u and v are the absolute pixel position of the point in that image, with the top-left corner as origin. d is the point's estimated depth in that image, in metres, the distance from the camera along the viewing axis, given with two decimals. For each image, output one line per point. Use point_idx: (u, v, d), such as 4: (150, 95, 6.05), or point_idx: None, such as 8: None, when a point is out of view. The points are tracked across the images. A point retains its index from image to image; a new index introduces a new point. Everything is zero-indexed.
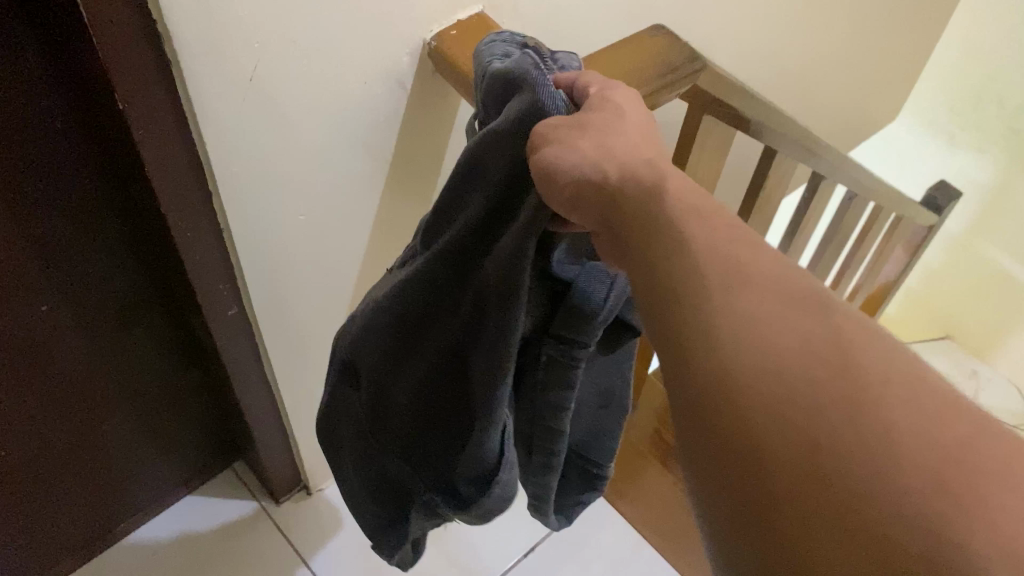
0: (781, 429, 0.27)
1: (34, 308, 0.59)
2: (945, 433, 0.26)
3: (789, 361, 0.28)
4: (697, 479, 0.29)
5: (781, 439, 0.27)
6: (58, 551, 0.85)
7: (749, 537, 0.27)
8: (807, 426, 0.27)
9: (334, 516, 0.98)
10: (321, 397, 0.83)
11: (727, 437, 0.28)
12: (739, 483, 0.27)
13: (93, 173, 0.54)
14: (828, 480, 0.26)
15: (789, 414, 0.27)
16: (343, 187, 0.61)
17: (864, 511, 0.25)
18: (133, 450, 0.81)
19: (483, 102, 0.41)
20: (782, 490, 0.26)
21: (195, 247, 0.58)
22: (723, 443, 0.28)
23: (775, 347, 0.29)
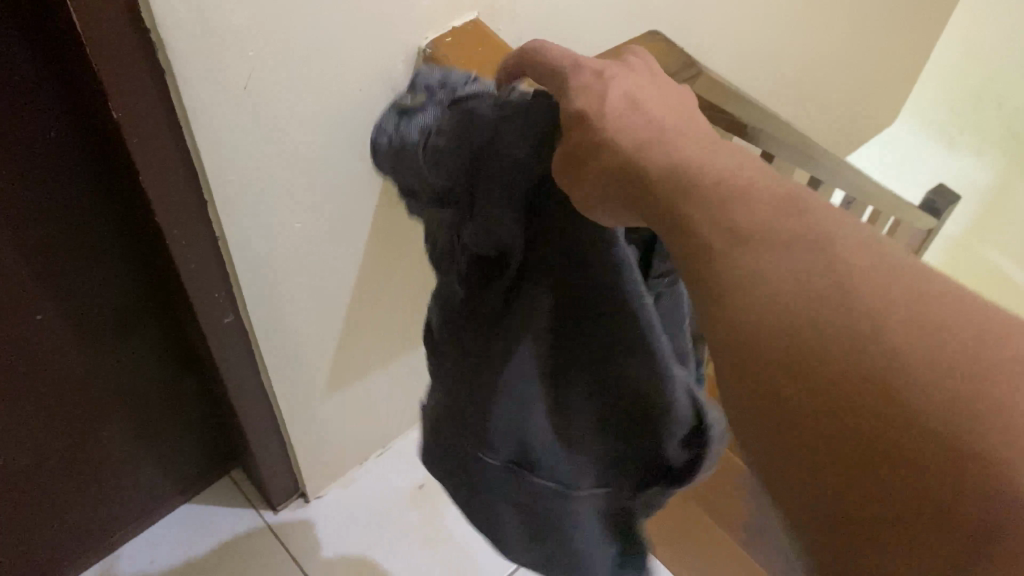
0: (831, 399, 0.23)
1: (29, 316, 0.61)
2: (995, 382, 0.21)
3: (826, 305, 0.24)
4: (769, 470, 0.25)
5: (832, 419, 0.23)
6: (58, 555, 0.87)
7: (837, 542, 0.23)
8: (856, 396, 0.23)
9: (331, 524, 0.98)
10: (319, 400, 0.83)
11: (787, 417, 0.24)
12: (821, 477, 0.23)
13: (88, 182, 0.56)
14: (898, 464, 0.22)
15: (837, 381, 0.23)
16: (340, 191, 0.62)
17: (945, 500, 0.21)
18: (130, 455, 0.83)
19: (455, 167, 0.41)
20: (857, 483, 0.22)
21: (191, 255, 0.59)
22: (783, 422, 0.24)
23: (798, 282, 0.25)
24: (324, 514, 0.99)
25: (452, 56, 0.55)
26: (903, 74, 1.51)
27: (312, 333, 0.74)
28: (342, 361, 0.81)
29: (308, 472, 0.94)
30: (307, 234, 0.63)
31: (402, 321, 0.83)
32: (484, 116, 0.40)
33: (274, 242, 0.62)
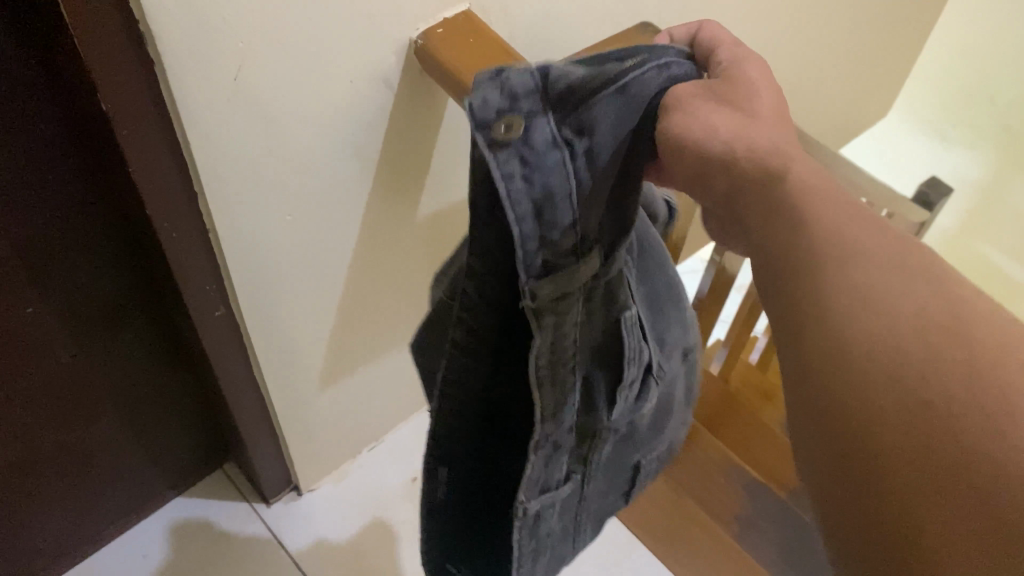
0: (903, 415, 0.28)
1: (19, 309, 0.60)
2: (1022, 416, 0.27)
3: (902, 330, 0.30)
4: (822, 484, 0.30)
5: (899, 430, 0.28)
6: (49, 549, 0.87)
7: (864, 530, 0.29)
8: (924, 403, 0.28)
9: (324, 517, 0.98)
10: (311, 394, 0.83)
11: (860, 430, 0.29)
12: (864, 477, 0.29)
13: (78, 175, 0.55)
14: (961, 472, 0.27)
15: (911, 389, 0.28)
16: (331, 184, 0.62)
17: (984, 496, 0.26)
18: (123, 450, 0.83)
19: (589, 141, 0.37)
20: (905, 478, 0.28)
21: (182, 248, 0.59)
22: (854, 438, 0.29)
23: (891, 305, 0.30)
24: (317, 507, 0.99)
25: (443, 49, 0.54)
26: (896, 66, 1.52)
27: (305, 327, 0.74)
28: (335, 355, 0.81)
29: (301, 466, 0.94)
30: (299, 228, 0.63)
31: (394, 315, 0.83)
32: (647, 80, 0.38)
33: (266, 236, 0.62)
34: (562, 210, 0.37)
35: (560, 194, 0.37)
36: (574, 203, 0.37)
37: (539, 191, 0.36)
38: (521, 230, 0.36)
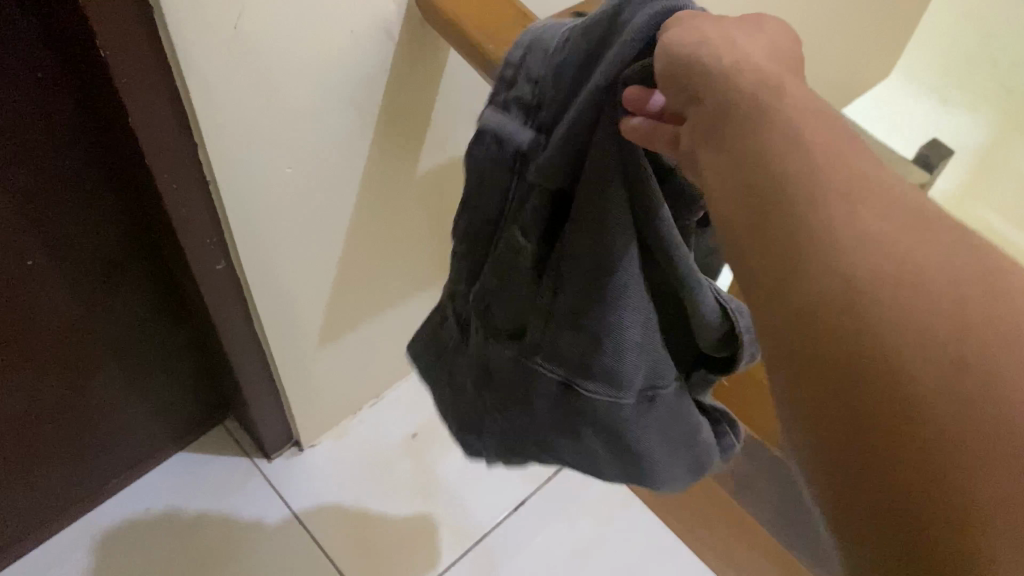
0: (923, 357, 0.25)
1: (21, 263, 0.60)
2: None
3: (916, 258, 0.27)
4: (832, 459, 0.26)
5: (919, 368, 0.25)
6: (53, 504, 0.87)
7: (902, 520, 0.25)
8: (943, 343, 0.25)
9: (324, 472, 0.99)
10: (311, 350, 0.83)
11: (868, 378, 0.26)
12: (886, 439, 0.25)
13: (77, 126, 0.55)
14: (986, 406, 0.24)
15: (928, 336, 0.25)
16: (330, 138, 0.61)
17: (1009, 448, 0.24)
18: (125, 405, 0.83)
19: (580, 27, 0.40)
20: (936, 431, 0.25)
21: (182, 201, 0.58)
22: (863, 386, 0.26)
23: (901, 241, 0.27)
24: (319, 462, 1.00)
25: None
26: (901, 23, 1.49)
27: (306, 281, 0.74)
28: (336, 309, 0.81)
29: (301, 422, 0.94)
30: (300, 179, 0.63)
31: (395, 268, 0.82)
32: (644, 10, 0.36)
33: (266, 188, 0.61)
34: (535, 58, 0.42)
35: (543, 45, 0.42)
36: (543, 64, 0.42)
37: (540, 32, 0.43)
38: (514, 53, 0.44)
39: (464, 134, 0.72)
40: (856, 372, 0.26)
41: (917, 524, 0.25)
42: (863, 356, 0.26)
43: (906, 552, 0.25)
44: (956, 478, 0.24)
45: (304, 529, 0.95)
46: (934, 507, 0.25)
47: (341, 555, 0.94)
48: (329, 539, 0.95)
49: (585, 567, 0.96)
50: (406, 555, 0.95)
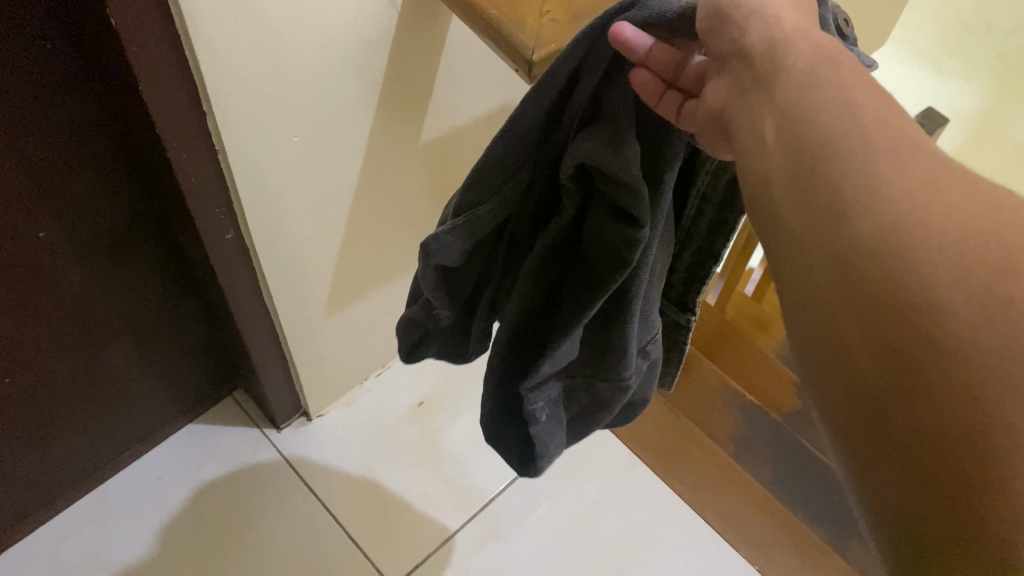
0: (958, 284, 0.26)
1: (32, 233, 0.61)
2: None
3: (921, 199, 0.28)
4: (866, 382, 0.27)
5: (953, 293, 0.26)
6: (67, 474, 0.89)
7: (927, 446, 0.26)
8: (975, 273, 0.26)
9: (331, 441, 1.01)
10: (318, 319, 0.85)
11: (904, 301, 0.27)
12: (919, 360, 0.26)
13: (85, 95, 0.55)
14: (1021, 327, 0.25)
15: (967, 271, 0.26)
16: (335, 106, 0.62)
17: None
18: (135, 377, 0.85)
19: None
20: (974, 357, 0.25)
21: (192, 170, 0.59)
22: (902, 308, 0.27)
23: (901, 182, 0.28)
24: (327, 432, 1.01)
25: None
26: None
27: (312, 249, 0.75)
28: (343, 278, 0.82)
29: (309, 391, 0.96)
30: (306, 147, 0.63)
31: (399, 237, 0.84)
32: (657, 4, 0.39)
33: (274, 155, 0.62)
34: None
35: None
36: None
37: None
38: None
39: (465, 103, 0.73)
40: (892, 297, 0.27)
41: (951, 453, 0.25)
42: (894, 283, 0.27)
43: (933, 474, 0.26)
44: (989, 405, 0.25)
45: (315, 496, 0.97)
46: (939, 445, 0.26)
47: (350, 521, 0.95)
48: (339, 507, 0.96)
49: (590, 529, 0.98)
50: (415, 520, 0.96)
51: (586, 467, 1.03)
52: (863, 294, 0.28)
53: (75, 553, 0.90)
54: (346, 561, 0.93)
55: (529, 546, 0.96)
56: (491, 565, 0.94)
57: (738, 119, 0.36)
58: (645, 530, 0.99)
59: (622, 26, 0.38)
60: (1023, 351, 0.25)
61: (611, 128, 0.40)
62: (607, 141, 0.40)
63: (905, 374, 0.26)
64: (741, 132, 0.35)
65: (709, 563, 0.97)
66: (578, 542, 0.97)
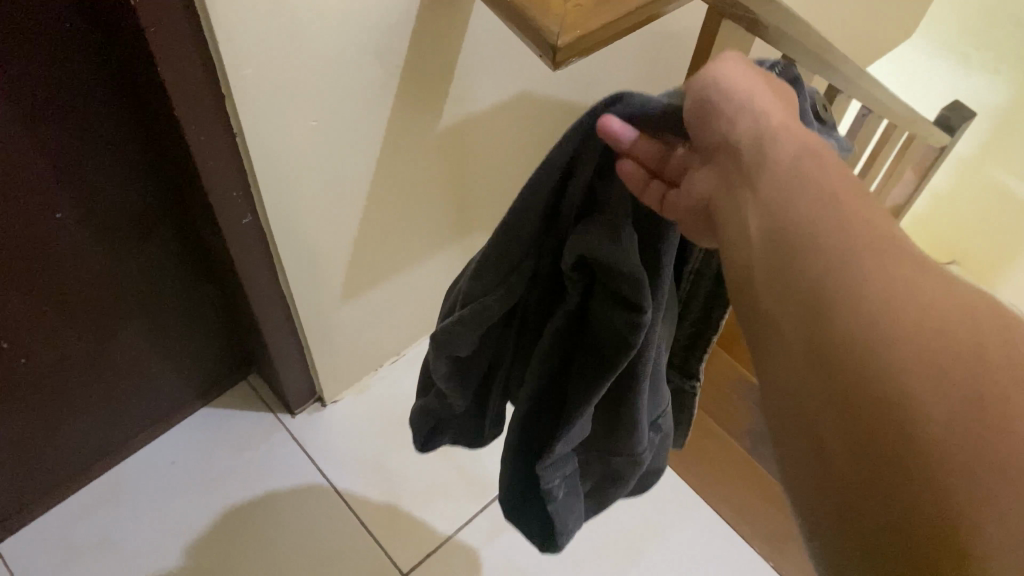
0: (919, 376, 0.28)
1: (48, 215, 0.61)
2: (967, 388, 0.28)
3: None
4: (832, 476, 0.30)
5: (913, 385, 0.28)
6: (83, 455, 0.89)
7: (894, 538, 0.28)
8: (930, 357, 0.28)
9: (345, 427, 1.01)
10: (335, 304, 0.84)
11: (860, 397, 0.29)
12: (883, 450, 0.29)
13: (103, 76, 0.55)
14: (979, 407, 0.27)
15: (924, 355, 0.29)
16: (354, 91, 0.61)
17: (984, 454, 0.27)
18: (150, 360, 0.84)
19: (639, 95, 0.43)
20: (926, 443, 0.28)
21: (209, 153, 0.59)
22: (863, 408, 0.29)
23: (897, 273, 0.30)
24: (341, 419, 1.01)
25: None
26: None
27: (329, 235, 0.74)
28: (360, 264, 0.81)
29: (324, 377, 0.96)
30: (325, 132, 0.63)
31: (416, 225, 0.83)
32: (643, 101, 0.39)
33: (291, 140, 0.61)
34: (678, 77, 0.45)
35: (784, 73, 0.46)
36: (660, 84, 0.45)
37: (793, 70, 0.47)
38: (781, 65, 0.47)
39: (485, 89, 0.72)
40: (848, 390, 0.30)
41: (914, 538, 0.28)
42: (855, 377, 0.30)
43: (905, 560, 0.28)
44: (948, 493, 0.27)
45: (328, 484, 0.96)
46: (908, 539, 0.28)
47: (363, 508, 0.95)
48: (351, 494, 0.96)
49: (604, 522, 0.97)
50: (428, 509, 0.96)
51: None
52: (836, 379, 0.30)
53: (88, 534, 0.90)
54: (358, 549, 0.92)
55: None
56: (503, 556, 0.93)
57: (725, 211, 0.38)
58: (658, 524, 0.98)
59: (607, 117, 0.38)
60: (968, 433, 0.27)
61: (608, 221, 0.41)
62: (605, 238, 0.41)
63: (875, 469, 0.29)
64: (728, 225, 0.37)
65: (723, 558, 0.96)
66: (591, 535, 0.96)
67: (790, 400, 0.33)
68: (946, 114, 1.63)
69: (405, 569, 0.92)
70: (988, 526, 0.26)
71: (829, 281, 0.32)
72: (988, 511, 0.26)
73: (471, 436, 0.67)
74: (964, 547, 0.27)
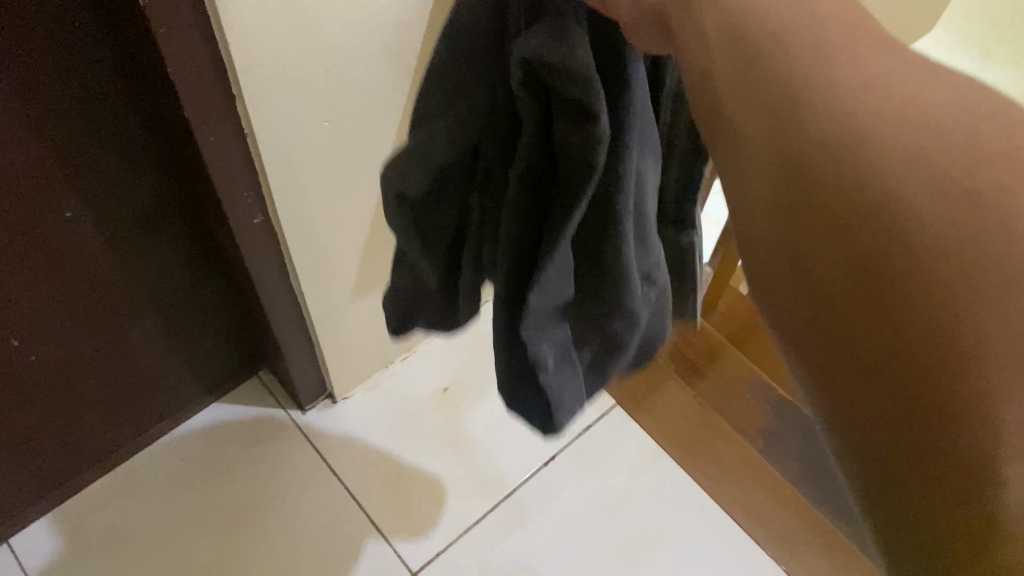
0: (933, 216, 0.23)
1: (59, 214, 0.61)
2: (974, 225, 0.23)
3: None
4: (816, 346, 0.26)
5: (926, 218, 0.24)
6: (94, 450, 0.90)
7: (898, 414, 0.24)
8: (940, 188, 0.24)
9: (355, 422, 1.00)
10: (346, 302, 0.84)
11: (856, 218, 0.24)
12: (877, 298, 0.24)
13: (115, 75, 0.54)
14: (984, 243, 0.23)
15: (923, 183, 0.24)
16: (366, 90, 0.61)
17: (990, 299, 0.23)
18: (161, 356, 0.84)
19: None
20: (927, 286, 0.23)
21: (221, 154, 0.58)
22: (860, 227, 0.24)
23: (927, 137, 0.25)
24: (352, 415, 1.01)
25: None
26: None
27: (341, 234, 0.74)
28: (371, 262, 0.81)
29: (334, 374, 0.95)
30: (337, 132, 0.62)
31: None
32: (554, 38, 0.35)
33: (303, 140, 0.61)
34: None
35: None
36: None
37: None
38: None
39: None
40: (850, 209, 0.24)
41: (920, 413, 0.23)
42: (853, 193, 0.24)
43: (915, 443, 0.24)
44: (967, 353, 0.23)
45: (338, 480, 0.96)
46: (916, 406, 0.23)
47: (374, 506, 0.95)
48: (362, 491, 0.96)
49: (615, 522, 0.97)
50: (439, 507, 0.96)
51: (612, 459, 1.01)
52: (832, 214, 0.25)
53: (100, 529, 0.91)
54: (369, 547, 0.92)
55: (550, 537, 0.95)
56: (514, 555, 0.93)
57: None
58: (669, 525, 0.97)
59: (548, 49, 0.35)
60: (989, 280, 0.23)
61: (554, 15, 0.35)
62: (548, 33, 0.35)
63: (883, 301, 0.24)
64: None
65: (734, 561, 0.96)
66: (601, 534, 0.96)
67: (773, 247, 0.27)
68: None
69: (414, 567, 0.91)
70: (1010, 403, 0.22)
71: (800, 85, 0.26)
72: (1006, 374, 0.22)
73: (451, 316, 0.64)
74: (987, 417, 0.22)
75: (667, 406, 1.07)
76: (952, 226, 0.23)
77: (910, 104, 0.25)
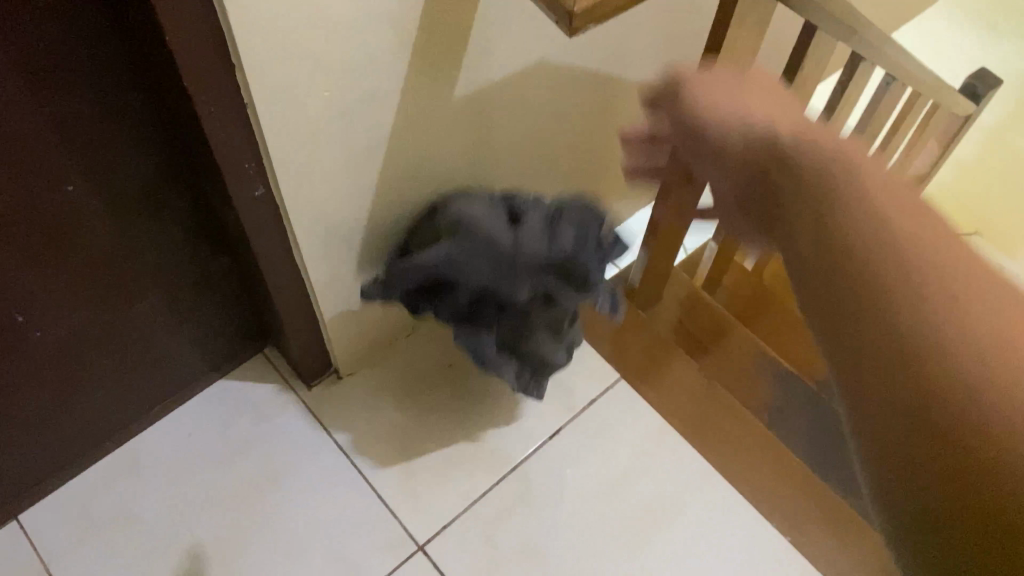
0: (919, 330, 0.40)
1: (59, 187, 0.60)
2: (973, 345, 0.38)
3: None
4: (881, 458, 0.40)
5: (921, 337, 0.39)
6: (100, 428, 0.90)
7: (928, 481, 0.38)
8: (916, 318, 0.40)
9: (360, 398, 1.01)
10: (349, 278, 0.84)
11: (923, 384, 0.38)
12: (909, 396, 0.39)
13: (112, 45, 0.54)
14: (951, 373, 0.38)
15: (903, 299, 0.41)
16: (368, 59, 0.60)
17: (948, 406, 0.38)
18: (165, 333, 0.84)
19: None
20: (938, 407, 0.38)
21: (221, 125, 0.58)
22: (921, 388, 0.38)
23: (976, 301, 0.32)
24: (357, 391, 1.01)
25: None
26: None
27: (343, 208, 0.73)
28: (374, 238, 0.81)
29: (339, 350, 0.95)
30: (337, 101, 0.62)
31: (430, 195, 0.82)
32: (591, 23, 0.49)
33: (304, 110, 0.60)
34: None
35: None
36: None
37: None
38: None
39: (499, 54, 0.72)
40: (915, 383, 0.39)
41: (955, 477, 0.37)
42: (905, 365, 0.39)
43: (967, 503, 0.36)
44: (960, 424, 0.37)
45: (344, 456, 0.96)
46: (945, 468, 0.37)
47: (380, 481, 0.95)
48: (368, 466, 0.96)
49: (621, 496, 0.97)
50: (445, 481, 0.96)
51: (617, 432, 1.02)
52: (907, 356, 0.39)
53: (107, 506, 0.91)
54: (376, 522, 0.92)
55: (557, 510, 0.95)
56: (520, 529, 0.93)
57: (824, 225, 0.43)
58: (675, 499, 0.97)
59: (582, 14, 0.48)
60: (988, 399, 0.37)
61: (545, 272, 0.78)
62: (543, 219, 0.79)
63: (928, 427, 0.38)
64: None
65: (740, 534, 0.96)
66: (608, 507, 0.96)
67: (865, 391, 0.41)
68: (972, 82, 1.60)
69: (421, 541, 0.92)
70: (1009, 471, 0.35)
71: (940, 347, 0.39)
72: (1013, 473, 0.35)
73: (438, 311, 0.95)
74: (1003, 486, 0.35)
75: (671, 380, 1.07)
76: (985, 365, 0.37)
77: (961, 308, 0.39)
